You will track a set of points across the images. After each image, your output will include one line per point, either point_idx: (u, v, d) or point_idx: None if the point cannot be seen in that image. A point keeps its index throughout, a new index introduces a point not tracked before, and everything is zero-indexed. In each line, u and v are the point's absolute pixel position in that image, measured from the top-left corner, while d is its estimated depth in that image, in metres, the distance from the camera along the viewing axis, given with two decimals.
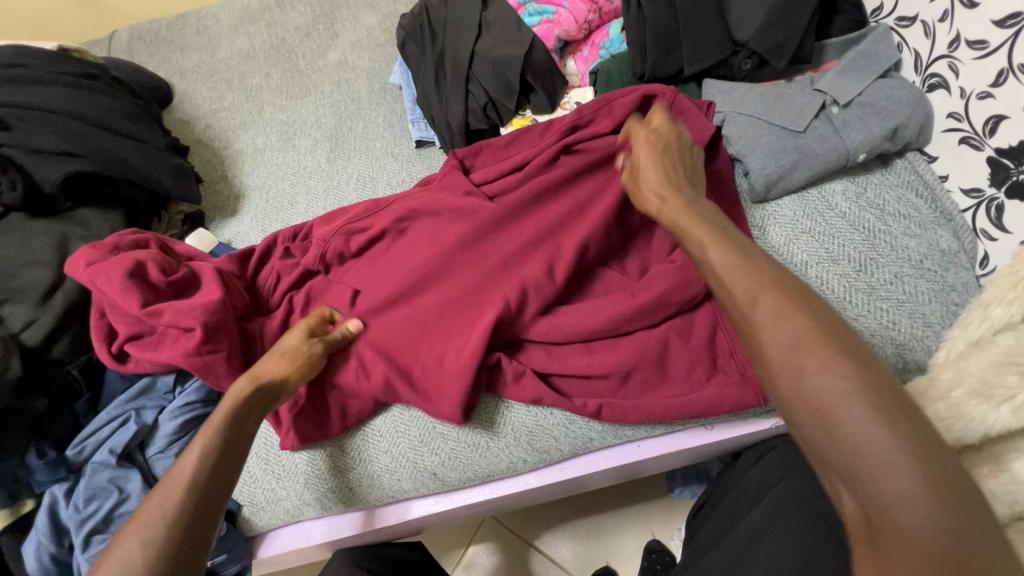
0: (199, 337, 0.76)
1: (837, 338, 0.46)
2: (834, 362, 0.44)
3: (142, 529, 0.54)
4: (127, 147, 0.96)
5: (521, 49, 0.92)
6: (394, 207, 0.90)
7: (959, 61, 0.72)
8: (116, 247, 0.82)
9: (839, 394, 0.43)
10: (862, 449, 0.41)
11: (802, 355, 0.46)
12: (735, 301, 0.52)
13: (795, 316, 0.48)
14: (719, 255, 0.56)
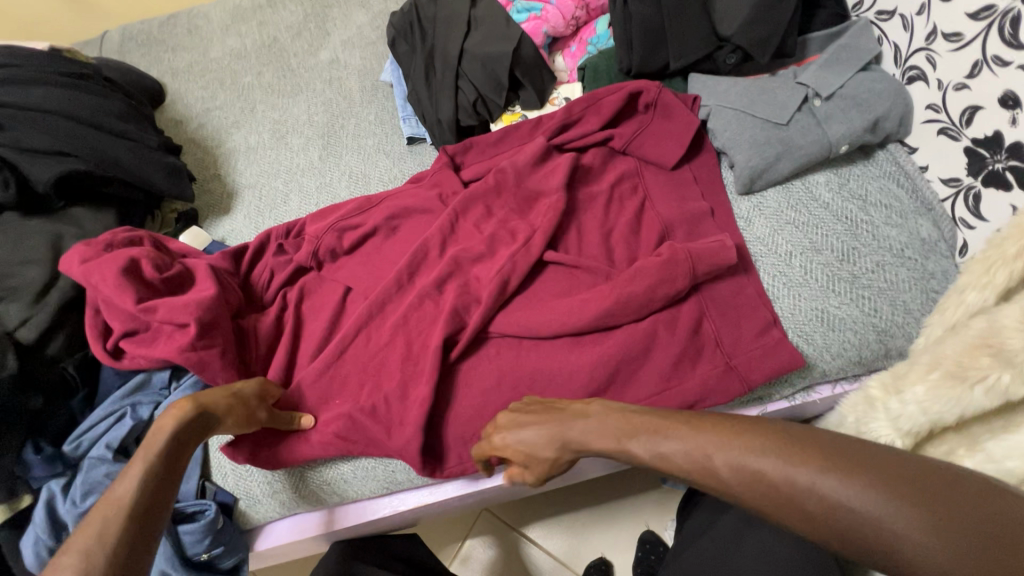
0: (193, 333, 0.77)
1: (753, 444, 0.49)
2: (778, 465, 0.47)
3: (81, 555, 0.52)
4: (121, 146, 0.97)
5: (509, 46, 0.93)
6: (386, 204, 0.92)
7: (936, 53, 0.73)
8: (110, 245, 0.83)
9: (808, 489, 0.45)
10: (867, 524, 0.42)
11: (754, 483, 0.48)
12: (664, 463, 0.55)
13: (715, 453, 0.51)
14: (624, 432, 0.59)
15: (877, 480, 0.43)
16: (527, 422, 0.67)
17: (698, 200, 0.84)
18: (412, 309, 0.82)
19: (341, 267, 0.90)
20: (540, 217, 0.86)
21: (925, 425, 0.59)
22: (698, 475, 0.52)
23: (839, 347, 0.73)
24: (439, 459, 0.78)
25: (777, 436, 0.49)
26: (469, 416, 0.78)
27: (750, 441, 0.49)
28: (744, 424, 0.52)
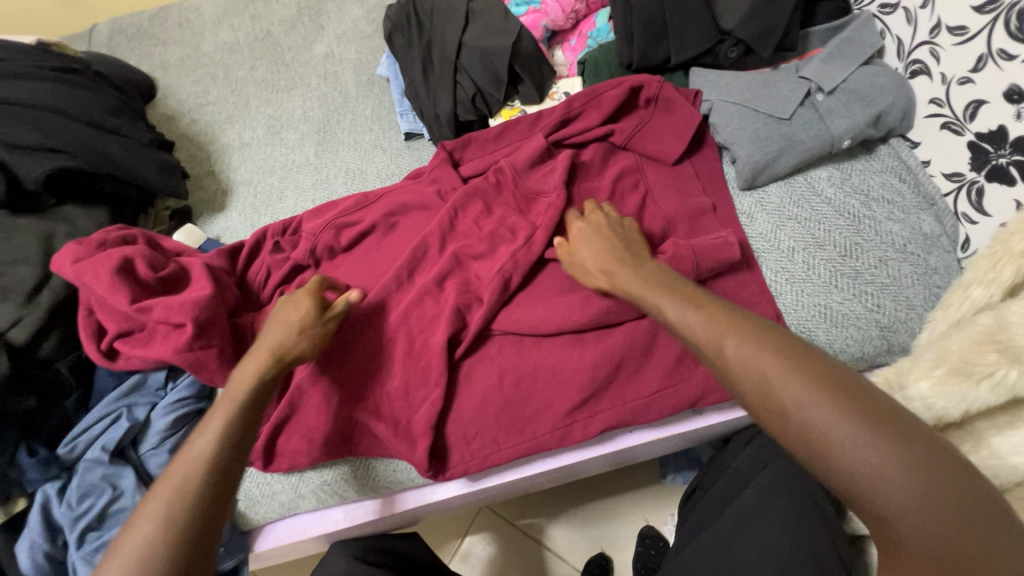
0: (190, 333, 0.76)
1: (772, 344, 0.49)
2: (782, 370, 0.47)
3: (157, 513, 0.51)
4: (113, 142, 0.95)
5: (508, 40, 0.92)
6: (384, 201, 0.90)
7: (940, 46, 0.73)
8: (103, 243, 0.81)
9: (796, 401, 0.45)
10: (834, 443, 0.43)
11: (753, 374, 0.48)
12: (687, 329, 0.56)
13: (730, 338, 0.51)
14: (671, 298, 0.60)
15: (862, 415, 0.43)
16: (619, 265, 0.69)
17: (699, 196, 0.83)
18: (412, 307, 0.81)
19: (339, 265, 0.89)
20: (541, 213, 0.85)
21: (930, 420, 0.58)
22: (705, 350, 0.53)
23: (842, 342, 0.73)
24: (441, 458, 0.77)
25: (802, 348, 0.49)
26: (470, 415, 0.77)
27: (771, 341, 0.50)
28: (775, 329, 0.52)
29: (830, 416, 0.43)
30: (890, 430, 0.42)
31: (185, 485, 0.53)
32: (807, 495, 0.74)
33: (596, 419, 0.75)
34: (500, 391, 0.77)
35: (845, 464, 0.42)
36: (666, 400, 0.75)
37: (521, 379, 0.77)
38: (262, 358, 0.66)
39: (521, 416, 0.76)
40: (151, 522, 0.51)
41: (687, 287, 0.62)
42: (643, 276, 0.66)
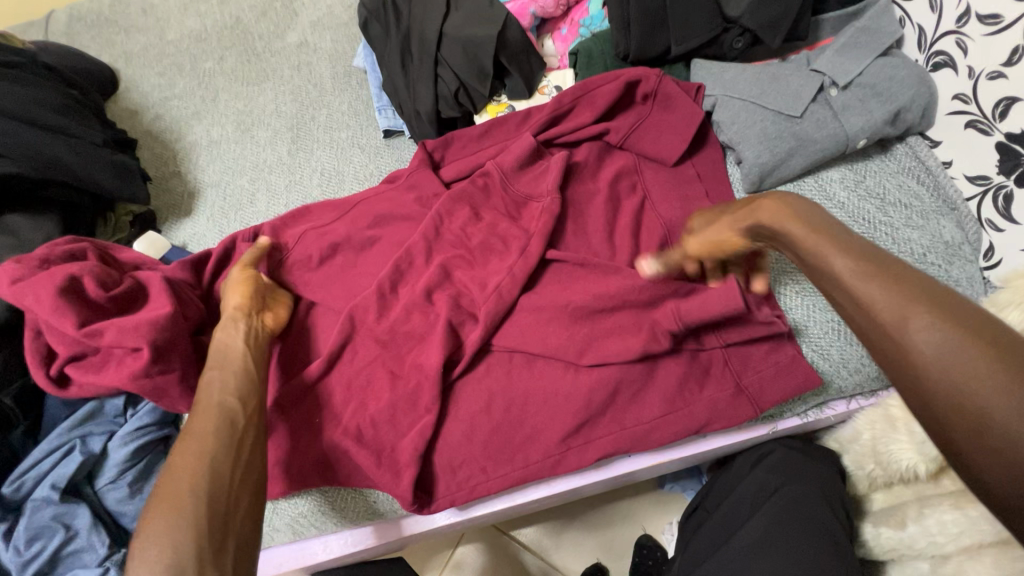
0: (147, 358, 0.69)
1: (990, 336, 0.37)
2: (1005, 379, 0.35)
3: (194, 447, 0.55)
4: (61, 144, 0.87)
5: (494, 28, 0.84)
6: (363, 210, 0.83)
7: (968, 37, 0.66)
8: (46, 260, 0.74)
9: (1018, 420, 0.34)
10: None
11: (956, 379, 0.37)
12: (855, 297, 0.44)
13: (923, 320, 0.39)
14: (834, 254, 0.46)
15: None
16: (770, 211, 0.55)
17: (702, 201, 0.77)
18: (395, 323, 0.74)
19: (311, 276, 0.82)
20: (532, 220, 0.78)
21: None
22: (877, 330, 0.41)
23: None
24: (426, 489, 0.71)
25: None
26: (457, 442, 0.71)
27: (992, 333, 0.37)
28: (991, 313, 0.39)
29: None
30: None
31: (208, 453, 0.55)
32: (825, 528, 0.69)
33: (592, 445, 0.70)
34: (488, 416, 0.71)
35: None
36: (668, 425, 0.69)
37: (511, 403, 0.71)
38: (238, 324, 0.70)
39: (511, 443, 0.71)
40: (179, 489, 0.51)
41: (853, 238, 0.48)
42: (753, 219, 0.58)
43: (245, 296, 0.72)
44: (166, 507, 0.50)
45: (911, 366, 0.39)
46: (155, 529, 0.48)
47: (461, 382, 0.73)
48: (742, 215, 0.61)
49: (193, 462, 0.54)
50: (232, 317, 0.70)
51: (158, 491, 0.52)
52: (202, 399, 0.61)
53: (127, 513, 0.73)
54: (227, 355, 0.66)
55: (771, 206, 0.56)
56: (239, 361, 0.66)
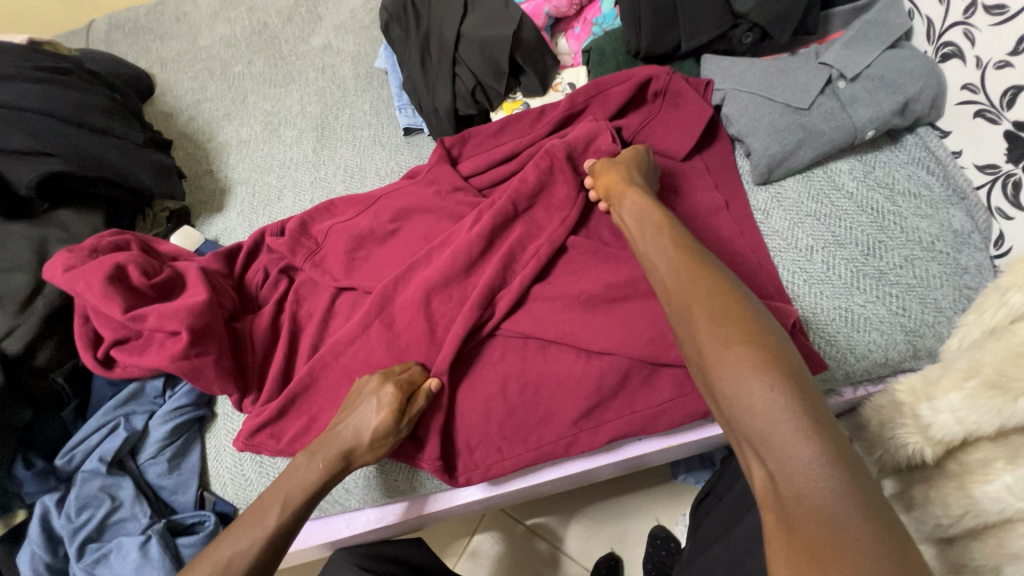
0: (185, 340, 0.74)
1: (803, 396, 0.44)
2: (797, 430, 0.42)
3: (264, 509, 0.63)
4: (105, 143, 0.94)
5: (509, 28, 0.87)
6: (386, 205, 0.88)
7: (975, 27, 0.67)
8: (95, 250, 0.80)
9: (769, 406, 0.44)
10: (762, 413, 0.44)
11: (714, 337, 0.50)
12: (702, 343, 0.51)
13: (696, 295, 0.54)
14: (696, 304, 0.53)
15: (855, 506, 0.39)
16: (656, 249, 0.62)
17: (713, 192, 0.79)
18: (413, 311, 0.77)
19: (333, 264, 0.86)
20: (546, 212, 0.81)
21: (958, 435, 0.58)
22: (713, 372, 0.48)
23: (864, 348, 0.69)
24: (447, 469, 0.75)
25: (823, 406, 0.44)
26: (474, 424, 0.74)
27: (793, 380, 0.45)
28: (807, 376, 0.46)
29: (834, 494, 0.39)
30: (886, 531, 0.38)
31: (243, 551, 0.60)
32: None
33: (603, 428, 0.73)
34: (503, 398, 0.74)
35: (825, 554, 0.37)
36: (678, 409, 0.72)
37: (525, 386, 0.74)
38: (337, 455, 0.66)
39: (526, 425, 0.74)
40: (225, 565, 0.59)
41: (730, 290, 0.54)
42: (649, 243, 0.63)
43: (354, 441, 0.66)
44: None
45: (692, 326, 0.53)
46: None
47: (478, 366, 0.76)
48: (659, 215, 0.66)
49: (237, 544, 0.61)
50: (326, 461, 0.66)
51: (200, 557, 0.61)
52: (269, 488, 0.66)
53: (166, 487, 0.78)
54: (304, 467, 0.66)
55: (660, 242, 0.62)
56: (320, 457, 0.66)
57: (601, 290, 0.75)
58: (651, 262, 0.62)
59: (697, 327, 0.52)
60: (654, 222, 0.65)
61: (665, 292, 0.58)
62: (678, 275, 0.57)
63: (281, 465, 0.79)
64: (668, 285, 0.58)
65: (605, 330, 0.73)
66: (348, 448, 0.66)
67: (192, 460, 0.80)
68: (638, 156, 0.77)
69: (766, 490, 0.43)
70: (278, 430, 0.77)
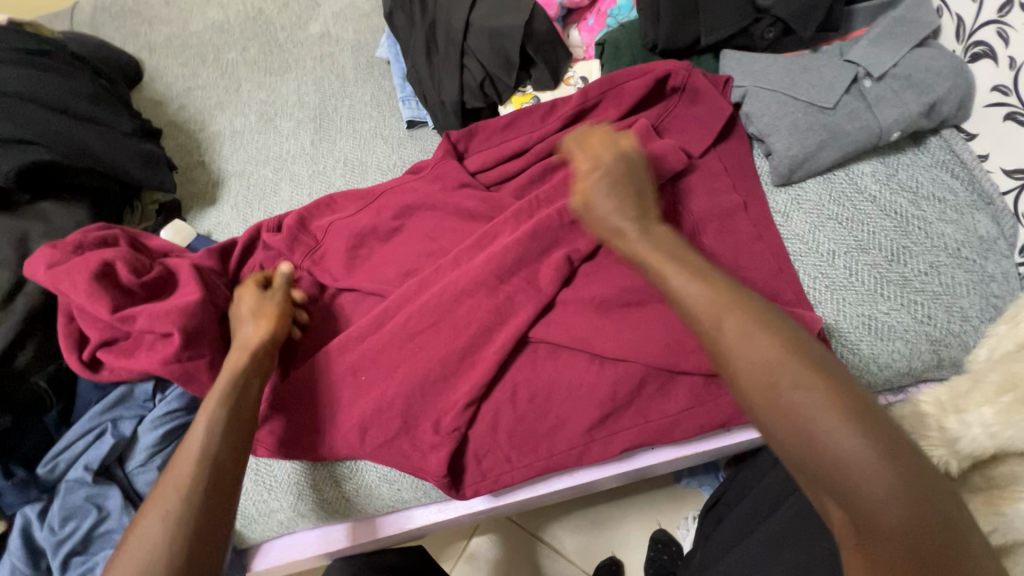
0: (177, 343, 0.70)
1: (871, 423, 0.39)
2: (875, 466, 0.38)
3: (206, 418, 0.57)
4: (90, 132, 0.89)
5: (521, 18, 0.83)
6: (390, 201, 0.84)
7: (1010, 27, 0.65)
8: (79, 246, 0.75)
9: (842, 444, 0.38)
10: (831, 451, 0.39)
11: (759, 366, 0.42)
12: (745, 375, 0.43)
13: (726, 309, 0.45)
14: (727, 325, 0.44)
15: (946, 549, 0.36)
16: (665, 266, 0.50)
17: (731, 193, 0.76)
18: (417, 312, 0.74)
19: (333, 264, 0.82)
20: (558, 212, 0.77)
21: (989, 450, 0.56)
22: (767, 405, 0.41)
23: (888, 357, 0.67)
24: (454, 477, 0.72)
25: (887, 421, 0.40)
26: (482, 432, 0.71)
27: (858, 406, 0.39)
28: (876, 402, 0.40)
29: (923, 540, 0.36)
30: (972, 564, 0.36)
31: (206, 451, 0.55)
32: None
33: (617, 437, 0.70)
34: (513, 405, 0.71)
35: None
36: (694, 418, 0.69)
37: (535, 394, 0.72)
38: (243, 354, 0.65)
39: (536, 433, 0.71)
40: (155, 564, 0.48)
41: (760, 305, 0.45)
42: (652, 251, 0.52)
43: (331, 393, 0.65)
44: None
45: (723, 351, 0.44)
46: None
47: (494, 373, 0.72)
48: (666, 235, 0.53)
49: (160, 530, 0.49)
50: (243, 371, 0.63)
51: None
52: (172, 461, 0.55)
53: None
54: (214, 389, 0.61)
55: (660, 250, 0.51)
56: (217, 394, 0.60)
57: (616, 295, 0.72)
58: (653, 272, 0.51)
59: (737, 362, 0.43)
60: (664, 244, 0.52)
61: (686, 314, 0.47)
62: (694, 291, 0.47)
63: (280, 472, 0.76)
64: (681, 302, 0.47)
65: (619, 337, 0.70)
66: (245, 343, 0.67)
67: None
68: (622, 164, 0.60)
69: (841, 527, 0.39)
70: (277, 430, 0.73)
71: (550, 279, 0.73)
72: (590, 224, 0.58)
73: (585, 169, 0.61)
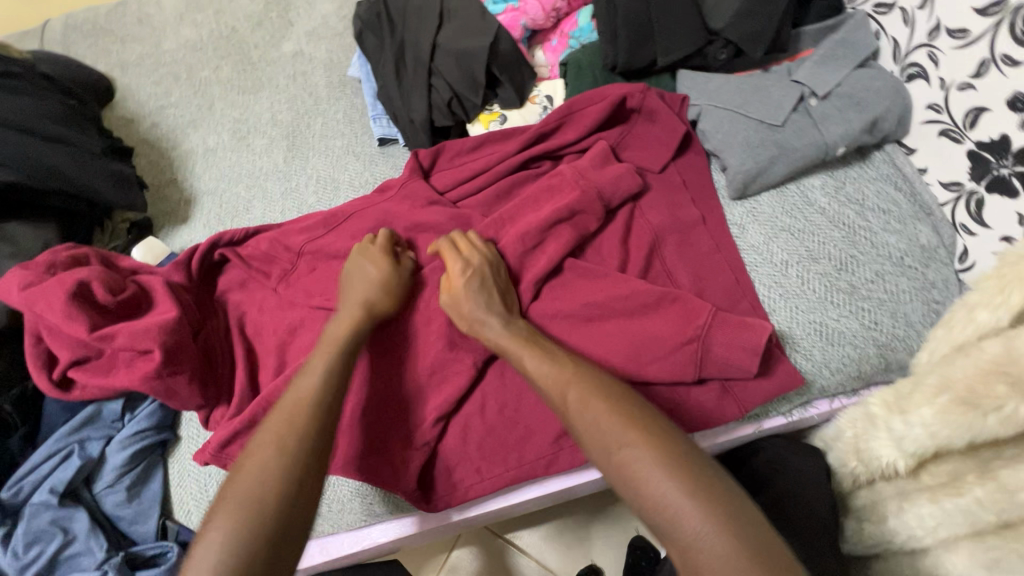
0: (158, 360, 0.70)
1: (690, 472, 0.50)
2: (694, 505, 0.48)
3: (277, 433, 0.58)
4: (58, 152, 0.89)
5: (486, 40, 0.86)
6: (361, 219, 0.85)
7: (939, 50, 0.69)
8: (52, 266, 0.75)
9: (666, 489, 0.49)
10: (660, 497, 0.49)
11: (602, 432, 0.55)
12: (596, 444, 0.55)
13: (573, 388, 0.59)
14: (581, 400, 0.57)
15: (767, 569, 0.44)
16: (522, 353, 0.64)
17: (689, 207, 0.79)
18: (389, 328, 0.76)
19: (307, 284, 0.84)
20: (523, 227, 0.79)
21: (930, 448, 0.59)
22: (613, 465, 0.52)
23: (838, 362, 0.70)
24: (426, 488, 0.73)
25: (708, 471, 0.50)
26: (452, 444, 0.73)
27: (678, 458, 0.51)
28: (697, 456, 0.52)
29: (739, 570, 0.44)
30: None
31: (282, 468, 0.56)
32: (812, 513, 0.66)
33: None
34: (482, 416, 0.73)
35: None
36: None
37: (504, 405, 0.73)
38: (368, 312, 0.70)
39: (506, 443, 0.73)
40: (260, 482, 0.54)
41: (605, 383, 0.59)
42: (516, 344, 0.66)
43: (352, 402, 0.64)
44: (243, 504, 0.53)
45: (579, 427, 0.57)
46: (236, 515, 0.52)
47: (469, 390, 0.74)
48: (524, 330, 0.67)
49: (271, 449, 0.57)
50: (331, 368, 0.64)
51: (231, 480, 0.56)
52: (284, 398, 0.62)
53: (125, 516, 0.74)
54: (327, 340, 0.68)
55: (527, 342, 0.66)
56: (330, 355, 0.65)
57: (579, 310, 0.74)
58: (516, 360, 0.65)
59: (587, 433, 0.56)
60: (518, 332, 0.67)
61: (552, 396, 0.60)
62: (552, 372, 0.61)
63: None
64: (545, 387, 0.61)
65: (583, 349, 0.72)
66: (364, 305, 0.71)
67: (153, 488, 0.77)
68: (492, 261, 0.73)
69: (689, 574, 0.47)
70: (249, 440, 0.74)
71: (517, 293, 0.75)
72: (457, 319, 0.70)
73: (457, 270, 0.72)
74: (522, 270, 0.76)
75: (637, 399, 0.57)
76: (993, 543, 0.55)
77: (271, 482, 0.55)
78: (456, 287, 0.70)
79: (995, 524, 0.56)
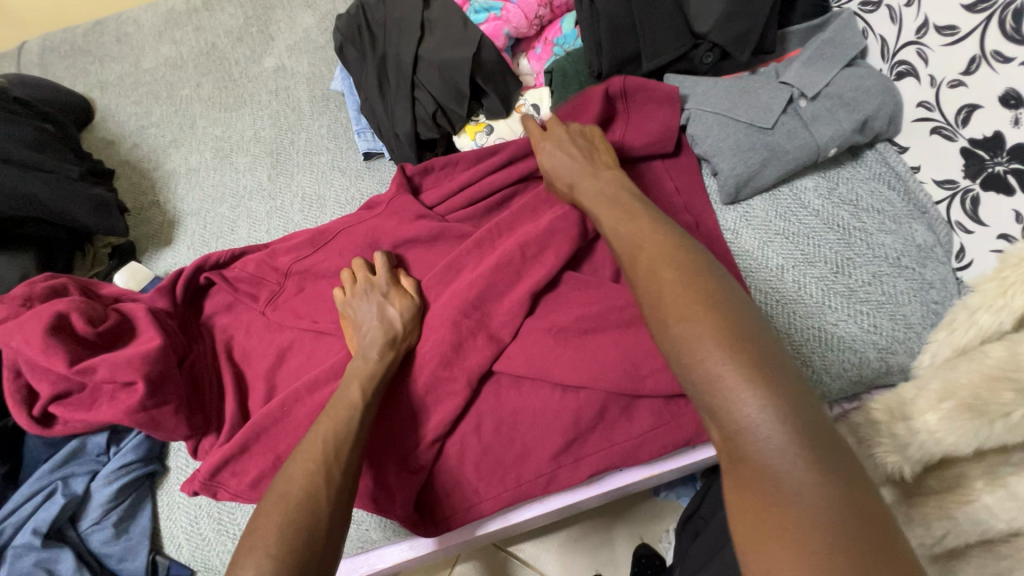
0: (142, 392, 0.68)
1: (747, 350, 0.44)
2: (743, 382, 0.42)
3: (306, 458, 0.58)
4: (33, 179, 0.86)
5: (469, 51, 0.85)
6: (347, 237, 0.83)
7: (928, 47, 0.69)
8: (28, 299, 0.74)
9: (714, 360, 0.43)
10: (709, 366, 0.43)
11: (665, 295, 0.50)
12: (657, 305, 0.50)
13: (645, 250, 0.55)
14: (656, 260, 0.53)
15: (817, 466, 0.38)
16: (603, 208, 0.65)
17: (682, 213, 0.77)
18: None
19: (295, 306, 0.82)
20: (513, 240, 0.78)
21: (937, 456, 0.56)
22: (669, 329, 0.47)
23: (839, 367, 0.69)
24: (422, 511, 0.72)
25: (771, 353, 0.44)
26: (448, 464, 0.71)
27: (738, 334, 0.44)
28: (770, 340, 0.45)
29: (795, 469, 0.38)
30: (841, 495, 0.37)
31: (315, 490, 0.55)
32: None
33: (583, 462, 0.70)
34: (478, 436, 0.71)
35: (787, 538, 0.36)
36: (657, 439, 0.70)
37: (500, 423, 0.72)
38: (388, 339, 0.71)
39: (503, 463, 0.71)
40: (289, 501, 0.54)
41: (678, 248, 0.54)
42: (597, 203, 0.66)
43: (343, 429, 0.62)
44: (276, 528, 0.51)
45: (645, 287, 0.52)
46: (274, 545, 0.50)
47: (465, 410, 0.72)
48: (610, 177, 0.69)
49: (305, 478, 0.56)
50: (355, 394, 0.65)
51: (264, 506, 0.54)
52: (308, 434, 0.61)
53: (113, 554, 0.72)
54: (354, 372, 0.68)
55: (604, 203, 0.65)
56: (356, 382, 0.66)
57: (573, 322, 0.72)
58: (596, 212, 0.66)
59: (648, 297, 0.52)
60: (605, 189, 0.67)
61: (625, 257, 0.58)
62: (630, 233, 0.59)
63: (241, 519, 0.73)
64: (620, 248, 0.59)
65: (579, 363, 0.70)
66: (386, 337, 0.71)
67: (141, 523, 0.74)
68: (578, 132, 0.77)
69: (723, 456, 0.43)
70: (239, 470, 0.72)
71: (508, 308, 0.73)
72: (555, 180, 0.74)
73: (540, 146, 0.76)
74: (514, 284, 0.75)
75: (712, 274, 0.50)
76: (1004, 553, 0.53)
77: (311, 508, 0.53)
78: (547, 155, 0.75)
79: (1006, 532, 0.54)
